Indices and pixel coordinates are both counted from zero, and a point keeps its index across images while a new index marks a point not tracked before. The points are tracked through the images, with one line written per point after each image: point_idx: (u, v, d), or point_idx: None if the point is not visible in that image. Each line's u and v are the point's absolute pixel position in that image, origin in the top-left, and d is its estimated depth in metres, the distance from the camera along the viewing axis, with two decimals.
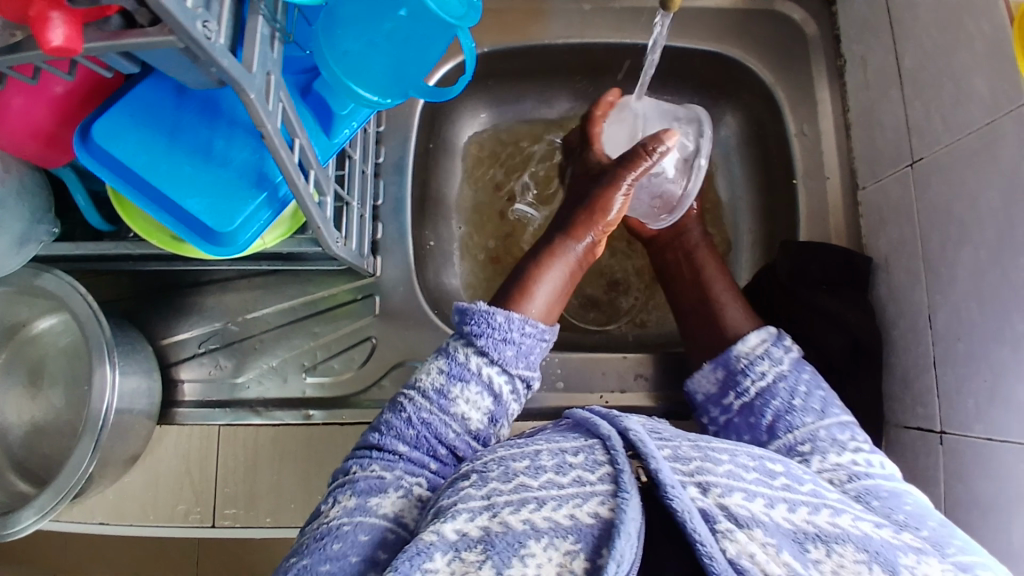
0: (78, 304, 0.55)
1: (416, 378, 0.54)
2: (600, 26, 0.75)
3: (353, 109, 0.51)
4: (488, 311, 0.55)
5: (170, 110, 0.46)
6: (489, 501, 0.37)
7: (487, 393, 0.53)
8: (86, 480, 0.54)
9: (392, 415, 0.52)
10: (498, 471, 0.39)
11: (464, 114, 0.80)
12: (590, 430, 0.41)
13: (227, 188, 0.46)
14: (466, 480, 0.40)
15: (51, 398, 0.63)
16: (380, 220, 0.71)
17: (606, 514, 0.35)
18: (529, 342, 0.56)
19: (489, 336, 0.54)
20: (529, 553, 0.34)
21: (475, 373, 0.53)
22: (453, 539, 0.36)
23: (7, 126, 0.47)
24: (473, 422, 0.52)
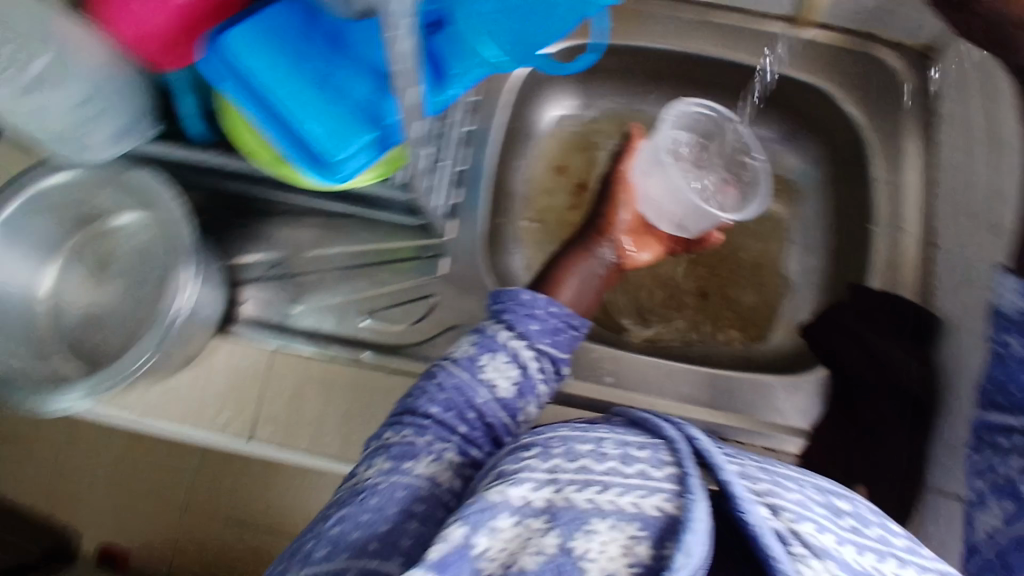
0: (171, 206, 0.56)
1: (450, 351, 0.55)
2: (698, 39, 0.75)
3: (466, 69, 0.47)
4: (514, 290, 0.58)
5: (299, 36, 0.47)
6: (554, 476, 0.37)
7: (514, 363, 0.53)
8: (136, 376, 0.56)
9: (426, 382, 0.53)
10: (561, 449, 0.39)
11: (552, 99, 0.81)
12: (648, 430, 0.42)
13: (340, 119, 0.47)
14: (527, 451, 0.40)
15: (112, 291, 0.63)
16: (461, 186, 0.71)
17: (671, 510, 0.35)
18: (554, 320, 0.57)
19: (514, 312, 0.56)
20: (593, 530, 0.34)
21: (503, 344, 0.54)
22: (519, 504, 0.35)
23: (131, 25, 0.48)
24: (500, 390, 0.52)
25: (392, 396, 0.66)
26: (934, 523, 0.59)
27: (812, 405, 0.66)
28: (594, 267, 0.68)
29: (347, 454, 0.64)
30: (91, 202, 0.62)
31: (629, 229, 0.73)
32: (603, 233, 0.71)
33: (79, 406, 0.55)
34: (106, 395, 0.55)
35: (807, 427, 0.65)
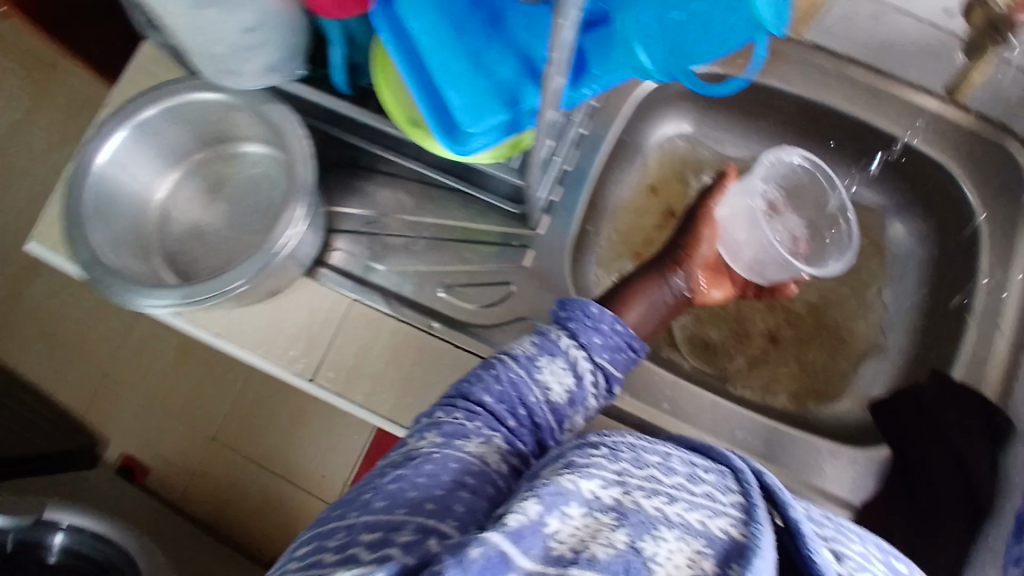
0: (298, 144, 0.59)
1: (510, 347, 0.53)
2: (835, 93, 0.74)
3: (606, 71, 0.51)
4: (583, 300, 0.56)
5: (466, 6, 0.48)
6: (621, 478, 0.36)
7: (570, 372, 0.52)
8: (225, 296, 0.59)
9: (482, 371, 0.51)
10: (630, 455, 0.39)
11: (666, 119, 0.81)
12: (712, 458, 0.42)
13: (482, 93, 0.49)
14: (596, 450, 0.39)
15: (220, 213, 0.67)
16: (562, 184, 0.72)
17: (736, 535, 0.34)
18: (618, 338, 0.55)
19: (579, 321, 0.55)
20: (660, 536, 0.33)
21: (563, 350, 0.53)
22: (588, 497, 0.35)
23: None
24: (554, 394, 0.50)
25: (453, 369, 0.67)
26: None
27: (869, 483, 0.65)
28: (663, 295, 0.65)
29: (398, 415, 0.66)
30: (226, 127, 0.64)
31: (705, 265, 0.70)
32: (678, 265, 0.68)
33: (165, 310, 0.58)
34: (197, 304, 0.58)
35: (858, 503, 0.64)
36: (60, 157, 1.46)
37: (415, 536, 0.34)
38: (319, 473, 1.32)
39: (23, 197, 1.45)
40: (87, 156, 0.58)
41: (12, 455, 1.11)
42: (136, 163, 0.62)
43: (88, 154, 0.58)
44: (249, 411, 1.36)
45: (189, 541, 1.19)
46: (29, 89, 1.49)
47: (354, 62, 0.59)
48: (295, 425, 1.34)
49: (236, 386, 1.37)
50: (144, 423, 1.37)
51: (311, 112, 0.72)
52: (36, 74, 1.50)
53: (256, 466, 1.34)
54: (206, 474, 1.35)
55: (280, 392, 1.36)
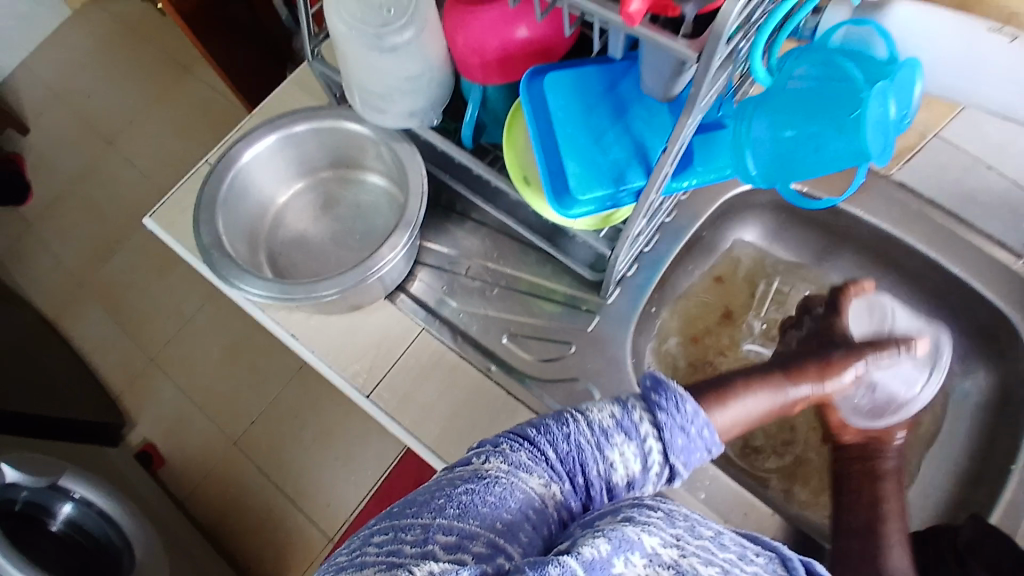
0: (415, 180, 0.65)
1: (587, 406, 0.49)
2: (912, 229, 0.77)
3: (708, 169, 0.55)
4: (681, 393, 0.50)
5: (598, 93, 0.55)
6: (679, 540, 0.39)
7: (639, 459, 0.48)
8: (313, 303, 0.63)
9: (553, 422, 0.47)
10: (686, 522, 0.40)
11: (743, 223, 0.86)
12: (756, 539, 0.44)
13: (597, 167, 0.54)
14: (653, 510, 0.40)
15: (327, 227, 0.73)
16: (638, 262, 0.77)
17: None
18: (697, 444, 0.50)
19: (670, 415, 0.49)
20: None
21: (640, 436, 0.48)
22: (650, 551, 0.37)
23: (466, 33, 0.56)
24: (616, 477, 0.46)
25: (502, 414, 0.70)
26: None
27: None
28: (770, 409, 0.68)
29: (442, 447, 0.69)
30: (354, 154, 0.71)
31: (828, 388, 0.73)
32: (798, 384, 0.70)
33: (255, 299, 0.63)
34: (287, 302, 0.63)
35: None
36: (165, 153, 1.58)
37: (486, 549, 0.38)
38: (326, 498, 1.33)
39: (123, 181, 1.57)
40: (236, 152, 0.66)
41: (53, 415, 1.16)
42: (270, 165, 0.69)
43: (236, 152, 0.66)
44: (274, 422, 1.39)
45: (188, 538, 1.20)
46: (156, 89, 1.64)
47: (481, 120, 0.66)
48: (316, 444, 1.36)
49: (267, 394, 1.40)
50: (173, 412, 1.41)
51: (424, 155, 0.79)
52: (166, 77, 1.65)
53: (266, 479, 1.35)
54: (217, 476, 1.37)
55: (307, 409, 1.39)
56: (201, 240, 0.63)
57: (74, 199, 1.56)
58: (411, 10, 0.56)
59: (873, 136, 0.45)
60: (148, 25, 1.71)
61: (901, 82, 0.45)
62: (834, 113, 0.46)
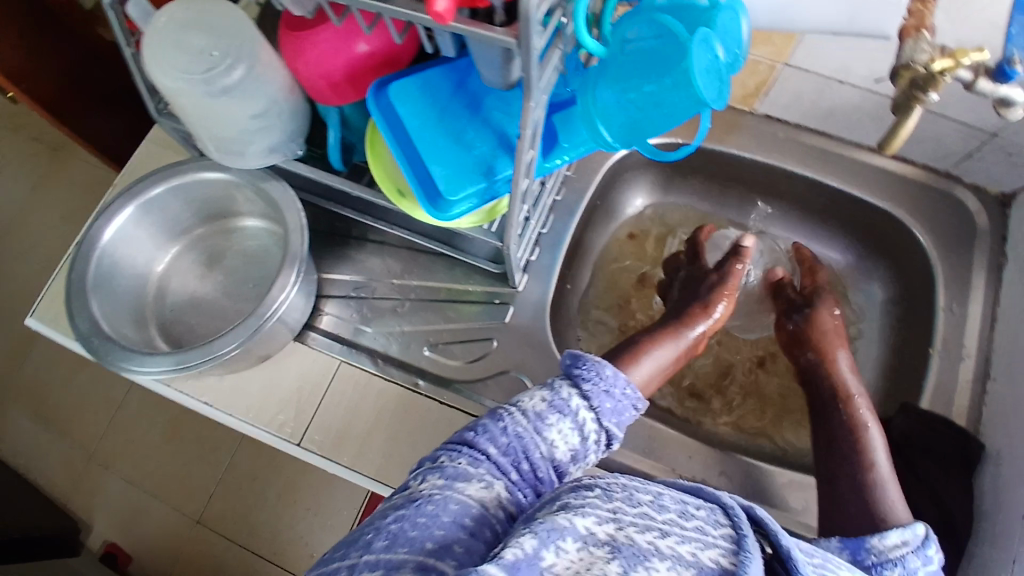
0: (292, 216, 0.63)
1: (519, 398, 0.50)
2: (787, 156, 0.81)
3: (575, 144, 0.56)
4: (599, 361, 0.53)
5: (447, 95, 0.55)
6: (616, 514, 0.38)
7: (577, 431, 0.49)
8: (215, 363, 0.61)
9: (488, 421, 0.49)
10: (623, 493, 0.39)
11: (635, 185, 0.88)
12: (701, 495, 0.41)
13: (463, 165, 0.54)
14: (589, 489, 0.40)
15: (217, 281, 0.70)
16: (539, 246, 0.77)
17: (726, 565, 0.36)
18: (626, 401, 0.52)
19: (594, 382, 0.51)
20: (653, 569, 0.35)
21: (573, 410, 0.50)
22: (583, 532, 0.36)
23: (309, 59, 0.55)
24: (558, 452, 0.48)
25: (439, 426, 0.69)
26: None
27: None
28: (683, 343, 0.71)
29: (388, 473, 0.68)
30: (226, 204, 0.69)
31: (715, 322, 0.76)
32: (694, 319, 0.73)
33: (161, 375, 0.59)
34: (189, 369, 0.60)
35: None
36: (57, 241, 1.49)
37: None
38: (305, 554, 1.29)
39: (17, 279, 1.47)
40: (96, 230, 0.63)
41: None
42: (139, 236, 0.67)
43: (97, 230, 0.63)
44: (235, 489, 1.33)
45: None
46: (33, 176, 1.54)
47: (348, 141, 0.65)
48: (285, 500, 1.32)
49: (221, 463, 1.35)
50: (125, 505, 1.34)
51: (305, 188, 0.77)
52: (31, 166, 1.55)
53: (241, 550, 1.31)
54: (187, 559, 1.31)
55: (268, 469, 1.34)
56: (78, 329, 0.59)
57: None
58: (236, 49, 0.55)
59: (705, 83, 0.47)
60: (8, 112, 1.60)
61: (723, 28, 0.48)
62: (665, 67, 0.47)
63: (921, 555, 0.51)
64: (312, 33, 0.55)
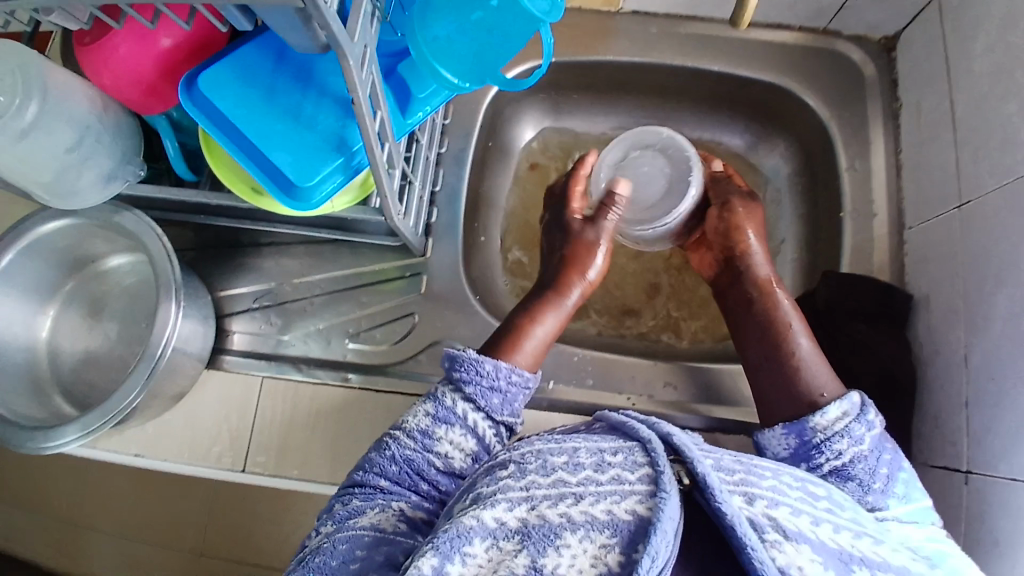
0: (153, 243, 0.58)
1: (404, 419, 0.52)
2: (663, 49, 0.78)
3: (429, 93, 0.52)
4: (476, 358, 0.53)
5: (269, 73, 0.50)
6: (528, 493, 0.37)
7: (470, 437, 0.51)
8: (128, 413, 0.57)
9: (377, 453, 0.51)
10: (537, 464, 0.39)
11: (524, 117, 0.84)
12: (627, 433, 0.41)
13: (310, 146, 0.50)
14: (505, 471, 0.40)
15: (105, 330, 0.66)
16: (436, 205, 0.74)
17: (643, 512, 0.35)
18: (514, 391, 0.54)
19: (475, 383, 0.52)
20: (563, 544, 0.34)
21: (460, 416, 0.51)
22: (492, 526, 0.36)
23: (116, 69, 0.50)
24: (455, 462, 0.50)
25: (380, 415, 0.67)
26: (932, 495, 0.60)
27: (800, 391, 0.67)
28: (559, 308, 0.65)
29: (340, 476, 0.66)
30: (86, 249, 0.64)
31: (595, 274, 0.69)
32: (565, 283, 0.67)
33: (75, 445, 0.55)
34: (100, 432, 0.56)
35: None
36: None
37: None
38: None
39: None
40: None
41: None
42: (5, 309, 0.61)
43: None
44: None
45: None
46: None
47: (191, 147, 0.60)
48: None
49: None
50: None
51: (176, 208, 0.72)
52: None
53: None
54: None
55: None
56: None
57: None
58: (21, 85, 0.51)
59: None
60: None
61: None
62: None
63: (864, 421, 0.51)
64: (107, 40, 0.49)
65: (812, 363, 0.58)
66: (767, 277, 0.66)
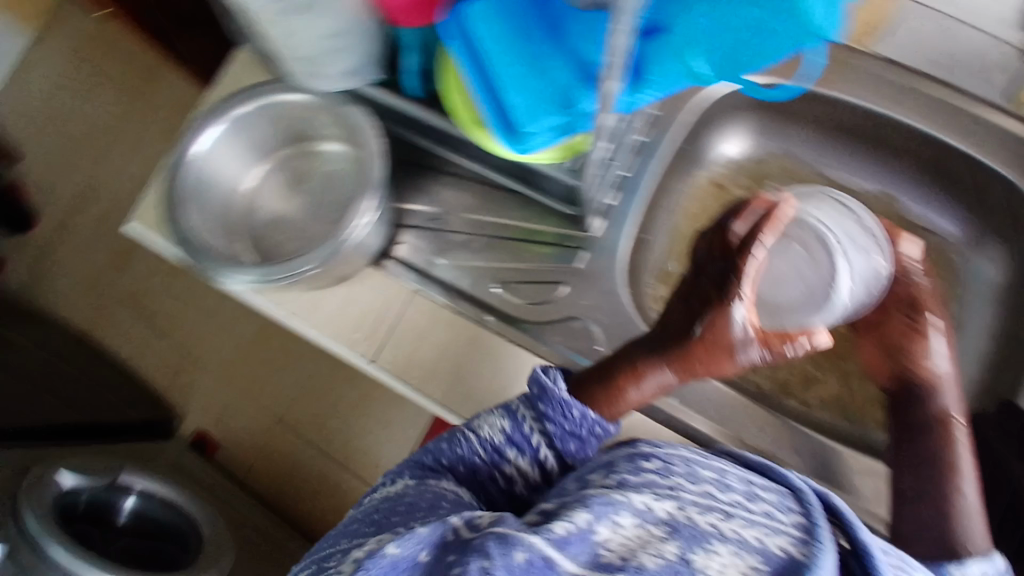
0: (371, 141, 0.64)
1: (479, 423, 0.53)
2: (900, 105, 0.73)
3: (663, 78, 0.49)
4: (567, 402, 0.52)
5: (527, 12, 0.50)
6: (676, 494, 0.41)
7: (536, 467, 0.52)
8: (295, 280, 0.64)
9: (448, 444, 0.53)
10: (685, 470, 0.44)
11: (729, 131, 0.82)
12: (773, 478, 0.46)
13: (543, 97, 0.51)
14: (648, 463, 0.45)
15: (299, 201, 0.73)
16: (619, 190, 0.75)
17: (794, 553, 0.38)
18: (592, 442, 0.53)
19: (557, 424, 0.52)
20: (712, 550, 0.37)
21: (532, 446, 0.52)
22: (641, 509, 0.40)
23: None
24: (517, 485, 0.52)
25: (503, 365, 0.71)
26: None
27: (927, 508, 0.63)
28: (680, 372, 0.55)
29: (450, 404, 0.70)
30: (310, 126, 0.70)
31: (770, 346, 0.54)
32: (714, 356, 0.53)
33: (247, 284, 0.63)
34: (274, 283, 0.63)
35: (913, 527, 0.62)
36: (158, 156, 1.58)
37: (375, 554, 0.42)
38: (373, 464, 1.37)
39: (125, 188, 1.58)
40: (189, 144, 0.65)
41: (83, 420, 1.19)
42: (231, 153, 0.69)
43: (185, 142, 0.66)
44: (313, 398, 1.43)
45: (257, 521, 1.28)
46: (137, 92, 1.63)
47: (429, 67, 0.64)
48: (356, 413, 1.40)
49: (300, 372, 1.44)
50: (214, 404, 1.47)
51: None
52: (141, 77, 1.64)
53: (315, 453, 1.41)
54: (268, 456, 1.43)
55: (341, 381, 1.43)
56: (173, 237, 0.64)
57: (82, 216, 1.59)
58: None
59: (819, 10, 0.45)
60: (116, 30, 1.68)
61: None
62: None
63: None
64: None
65: (972, 510, 0.56)
66: (945, 408, 0.63)
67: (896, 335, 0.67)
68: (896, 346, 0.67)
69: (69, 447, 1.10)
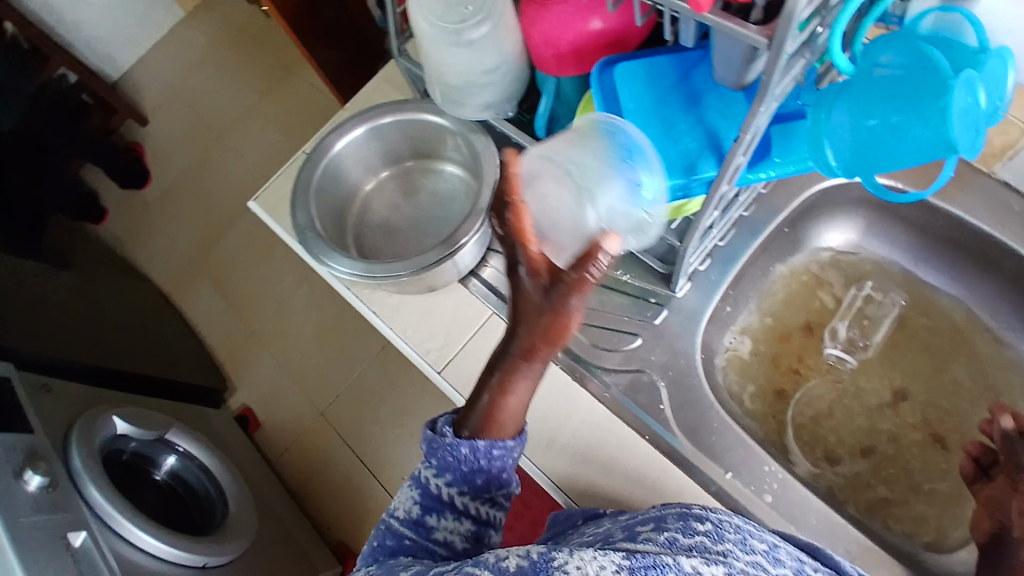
0: (489, 170, 0.68)
1: (393, 506, 0.53)
2: (1014, 230, 0.72)
3: (787, 161, 0.53)
4: (450, 442, 0.51)
5: (669, 84, 0.56)
6: (726, 559, 0.42)
7: (464, 516, 0.52)
8: (389, 282, 0.68)
9: (379, 543, 0.51)
10: (736, 537, 0.45)
11: (829, 221, 0.83)
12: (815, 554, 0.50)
13: (667, 157, 0.55)
14: (701, 524, 0.46)
15: (407, 212, 0.78)
16: (710, 258, 0.76)
17: None
18: (499, 464, 0.52)
19: (455, 468, 0.51)
20: None
21: (448, 501, 0.52)
22: (688, 570, 0.39)
23: (538, 30, 0.58)
24: (456, 543, 0.51)
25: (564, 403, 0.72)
26: None
27: None
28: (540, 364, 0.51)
29: None
30: (435, 146, 0.76)
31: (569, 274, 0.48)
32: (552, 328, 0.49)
33: (345, 278, 0.67)
34: (372, 280, 0.68)
35: None
36: (271, 147, 1.70)
37: None
38: (401, 476, 1.39)
39: (233, 168, 1.70)
40: (329, 142, 0.72)
41: (150, 372, 1.27)
42: (359, 156, 0.75)
43: (325, 139, 0.72)
44: (360, 400, 1.47)
45: (281, 507, 1.31)
46: (263, 84, 1.76)
47: (555, 111, 0.68)
48: (397, 423, 1.43)
49: (354, 371, 1.49)
50: (267, 383, 1.52)
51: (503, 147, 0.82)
52: (271, 73, 1.77)
53: (350, 453, 1.44)
54: (306, 445, 1.47)
55: (389, 387, 1.46)
56: (296, 221, 0.69)
57: (190, 186, 1.71)
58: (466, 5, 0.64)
59: (961, 127, 0.44)
60: (255, 27, 1.83)
61: (991, 74, 0.45)
62: (923, 101, 0.45)
63: None
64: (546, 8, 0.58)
65: None
66: None
67: (994, 495, 0.63)
68: (996, 508, 0.62)
69: (130, 396, 1.18)
